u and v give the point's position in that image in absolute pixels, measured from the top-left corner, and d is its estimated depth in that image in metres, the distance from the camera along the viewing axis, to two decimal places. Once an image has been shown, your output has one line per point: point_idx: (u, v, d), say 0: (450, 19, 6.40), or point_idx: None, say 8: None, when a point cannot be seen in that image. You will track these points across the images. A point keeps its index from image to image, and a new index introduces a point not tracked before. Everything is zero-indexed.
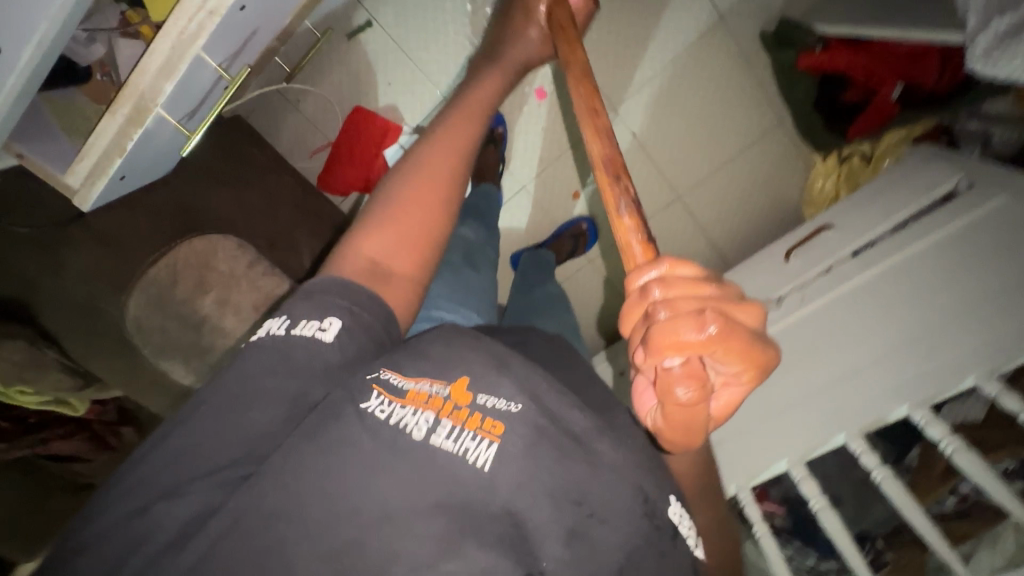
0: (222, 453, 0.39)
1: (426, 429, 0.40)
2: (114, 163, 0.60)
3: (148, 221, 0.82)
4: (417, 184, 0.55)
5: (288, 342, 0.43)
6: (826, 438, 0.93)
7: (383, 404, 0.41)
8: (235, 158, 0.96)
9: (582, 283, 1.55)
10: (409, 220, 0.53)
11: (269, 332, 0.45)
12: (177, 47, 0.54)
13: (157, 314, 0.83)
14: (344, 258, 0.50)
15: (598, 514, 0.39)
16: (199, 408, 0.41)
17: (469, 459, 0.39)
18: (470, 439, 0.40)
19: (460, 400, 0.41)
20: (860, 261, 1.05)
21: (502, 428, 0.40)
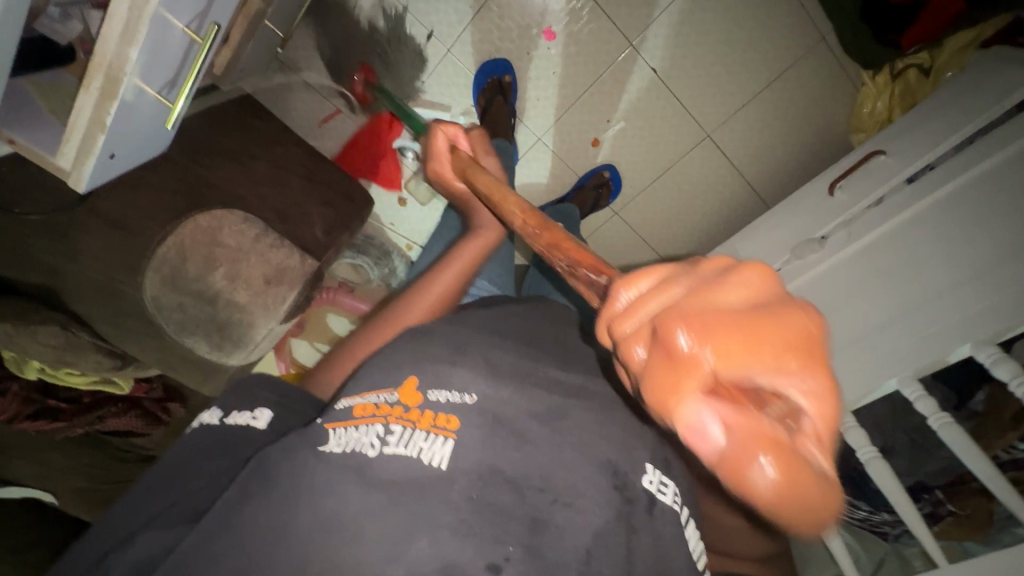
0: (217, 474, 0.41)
1: (378, 444, 0.44)
2: (97, 140, 0.59)
3: (150, 198, 0.82)
4: (381, 333, 0.68)
5: (219, 428, 0.53)
6: (877, 383, 0.87)
7: (338, 434, 0.45)
8: (237, 131, 0.94)
9: (608, 237, 1.49)
10: (376, 359, 0.67)
11: (206, 421, 0.55)
12: (133, 10, 0.51)
13: (172, 291, 0.84)
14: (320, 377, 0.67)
15: (562, 498, 0.41)
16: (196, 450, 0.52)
17: (425, 458, 0.43)
18: (425, 440, 0.44)
19: (409, 400, 0.47)
20: (915, 187, 0.94)
21: (456, 423, 0.45)
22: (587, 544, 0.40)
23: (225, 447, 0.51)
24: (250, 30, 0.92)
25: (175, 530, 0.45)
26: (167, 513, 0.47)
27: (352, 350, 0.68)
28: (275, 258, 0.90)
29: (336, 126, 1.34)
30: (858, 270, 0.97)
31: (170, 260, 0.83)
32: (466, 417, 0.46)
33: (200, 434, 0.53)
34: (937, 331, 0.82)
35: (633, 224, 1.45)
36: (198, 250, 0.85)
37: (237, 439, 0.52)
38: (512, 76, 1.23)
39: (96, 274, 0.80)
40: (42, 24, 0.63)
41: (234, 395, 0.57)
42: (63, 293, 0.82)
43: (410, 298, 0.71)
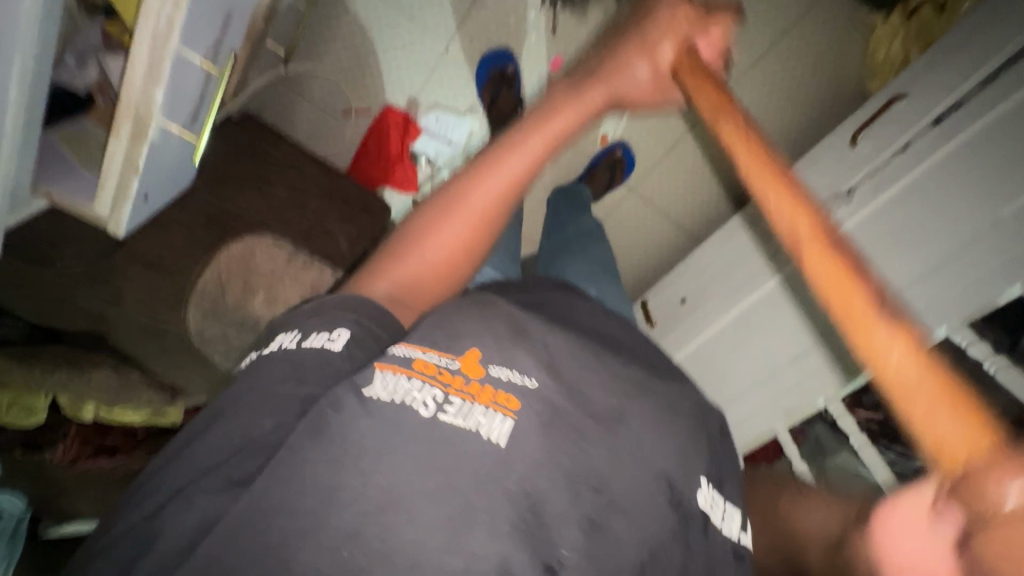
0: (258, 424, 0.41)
1: (434, 407, 0.42)
2: (132, 183, 0.60)
3: (181, 233, 0.84)
4: (446, 215, 0.55)
5: (296, 352, 0.46)
6: (923, 334, 0.87)
7: (387, 380, 0.43)
8: (252, 156, 0.95)
9: (625, 215, 1.47)
10: (444, 247, 0.55)
11: (280, 347, 0.47)
12: (155, 52, 0.51)
13: (216, 323, 0.86)
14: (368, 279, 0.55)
15: (617, 504, 0.42)
16: (250, 387, 0.44)
17: (484, 434, 0.42)
18: (484, 414, 0.43)
19: (471, 372, 0.46)
20: (943, 128, 0.91)
21: (515, 403, 0.45)
22: (642, 556, 0.41)
23: (301, 375, 0.44)
24: (252, 52, 0.92)
25: (226, 493, 0.38)
26: (220, 469, 0.39)
27: (400, 256, 0.55)
28: (308, 278, 0.92)
29: (345, 137, 1.33)
30: (888, 222, 0.95)
31: (209, 292, 0.85)
32: (525, 401, 0.45)
33: (269, 366, 0.45)
34: (981, 275, 0.82)
35: (650, 200, 1.43)
36: (235, 279, 0.87)
37: (314, 359, 0.45)
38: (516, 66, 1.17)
39: (141, 316, 0.82)
40: (62, 75, 0.64)
41: (309, 317, 0.50)
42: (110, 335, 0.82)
43: (504, 151, 0.56)
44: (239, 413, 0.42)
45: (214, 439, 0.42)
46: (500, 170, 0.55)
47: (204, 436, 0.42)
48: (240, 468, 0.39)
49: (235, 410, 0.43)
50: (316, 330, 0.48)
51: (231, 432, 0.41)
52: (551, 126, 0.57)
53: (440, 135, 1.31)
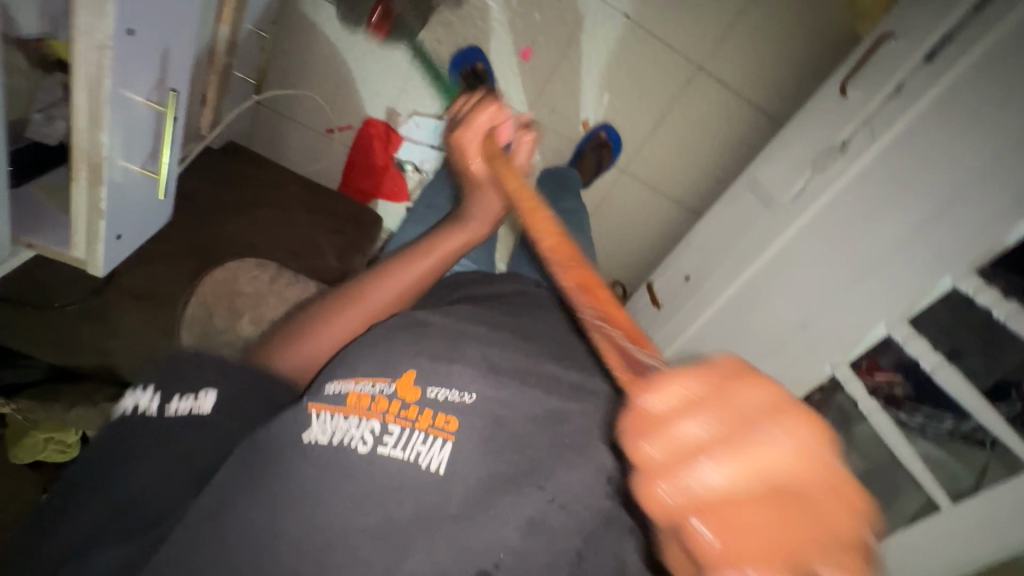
0: (173, 488, 0.49)
1: (372, 440, 0.51)
2: (99, 225, 0.63)
3: (167, 265, 0.88)
4: (344, 309, 0.66)
5: (158, 420, 0.51)
6: (927, 286, 0.80)
7: (325, 420, 0.52)
8: (236, 182, 1.01)
9: (619, 198, 1.44)
10: (337, 338, 0.65)
11: (144, 410, 0.52)
12: (91, 98, 0.53)
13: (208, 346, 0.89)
14: (288, 351, 0.64)
15: (557, 500, 0.50)
16: (130, 461, 0.49)
17: (424, 463, 0.51)
18: (423, 442, 0.52)
19: (407, 396, 0.54)
20: (936, 64, 0.84)
21: (454, 425, 0.53)
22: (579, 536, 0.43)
23: (164, 438, 0.50)
24: (219, 84, 0.96)
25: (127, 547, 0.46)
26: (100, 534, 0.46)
27: (304, 333, 0.65)
28: (294, 293, 0.95)
29: (331, 154, 1.36)
30: (885, 170, 0.89)
31: (198, 319, 0.88)
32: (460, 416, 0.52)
33: (143, 427, 0.51)
34: (984, 217, 0.74)
35: (643, 179, 1.39)
36: (221, 302, 0.90)
37: (187, 429, 0.51)
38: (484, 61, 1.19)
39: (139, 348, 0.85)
40: (33, 131, 0.68)
41: (173, 377, 0.54)
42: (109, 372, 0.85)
43: (367, 284, 0.68)
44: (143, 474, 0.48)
45: (123, 483, 0.48)
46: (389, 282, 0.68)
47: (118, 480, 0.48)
48: (135, 517, 0.47)
49: (135, 467, 0.49)
50: (180, 393, 0.53)
51: (133, 481, 0.48)
52: (445, 246, 0.73)
53: (422, 141, 1.32)
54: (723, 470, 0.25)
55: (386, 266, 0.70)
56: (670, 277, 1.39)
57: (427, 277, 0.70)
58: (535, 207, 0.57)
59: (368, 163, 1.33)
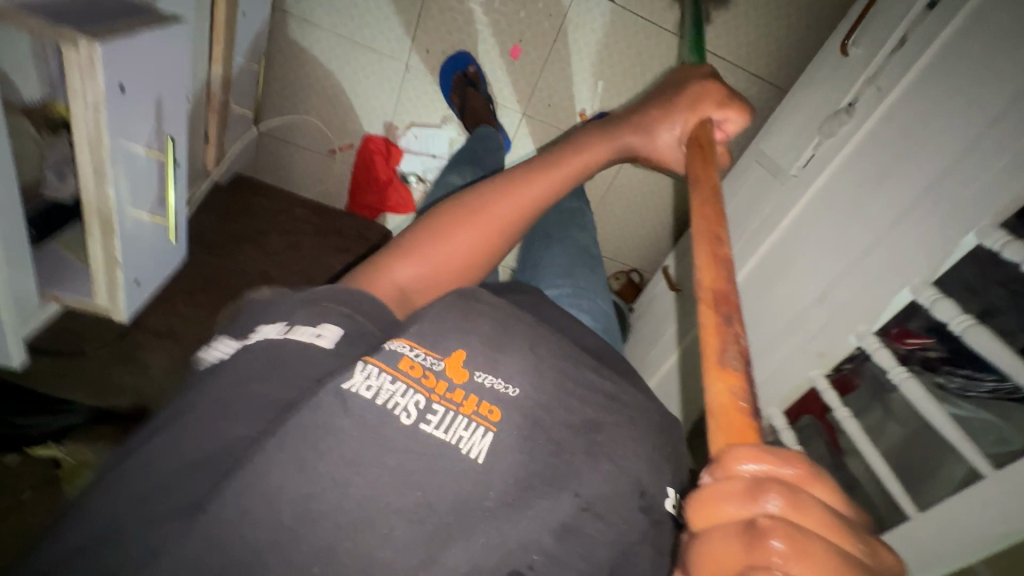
0: (248, 430, 0.43)
1: (416, 415, 0.45)
2: (117, 274, 0.66)
3: (185, 304, 0.92)
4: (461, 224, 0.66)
5: (286, 344, 0.48)
6: (949, 247, 0.75)
7: (370, 374, 0.45)
8: (242, 215, 1.07)
9: (626, 184, 1.42)
10: (455, 253, 0.65)
11: (268, 337, 0.49)
12: (94, 156, 0.56)
13: None
14: (377, 277, 0.60)
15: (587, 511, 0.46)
16: (227, 384, 0.45)
17: (466, 449, 0.45)
18: (465, 427, 0.46)
19: (456, 377, 0.48)
20: (941, 12, 0.81)
21: (497, 414, 0.47)
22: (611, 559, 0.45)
23: (272, 374, 0.46)
24: (219, 121, 0.98)
25: (179, 511, 0.38)
26: (171, 488, 0.40)
27: (421, 248, 0.64)
28: None
29: (336, 174, 1.39)
30: (897, 127, 0.85)
31: None
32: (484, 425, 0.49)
33: (244, 359, 0.47)
34: (1004, 166, 0.69)
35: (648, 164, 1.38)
36: None
37: (306, 358, 0.47)
38: (475, 64, 1.20)
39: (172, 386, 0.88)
40: (49, 190, 0.72)
41: (300, 308, 0.52)
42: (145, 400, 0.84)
43: (492, 200, 0.68)
44: (212, 416, 0.43)
45: (213, 425, 0.42)
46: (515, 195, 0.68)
47: (169, 440, 0.42)
48: (208, 474, 0.40)
49: (199, 409, 0.44)
50: (307, 322, 0.50)
51: (203, 431, 0.42)
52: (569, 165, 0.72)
53: (422, 151, 1.33)
54: (773, 507, 0.26)
55: (509, 183, 0.70)
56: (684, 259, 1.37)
57: (551, 188, 0.70)
58: (705, 204, 0.54)
59: (371, 175, 1.35)
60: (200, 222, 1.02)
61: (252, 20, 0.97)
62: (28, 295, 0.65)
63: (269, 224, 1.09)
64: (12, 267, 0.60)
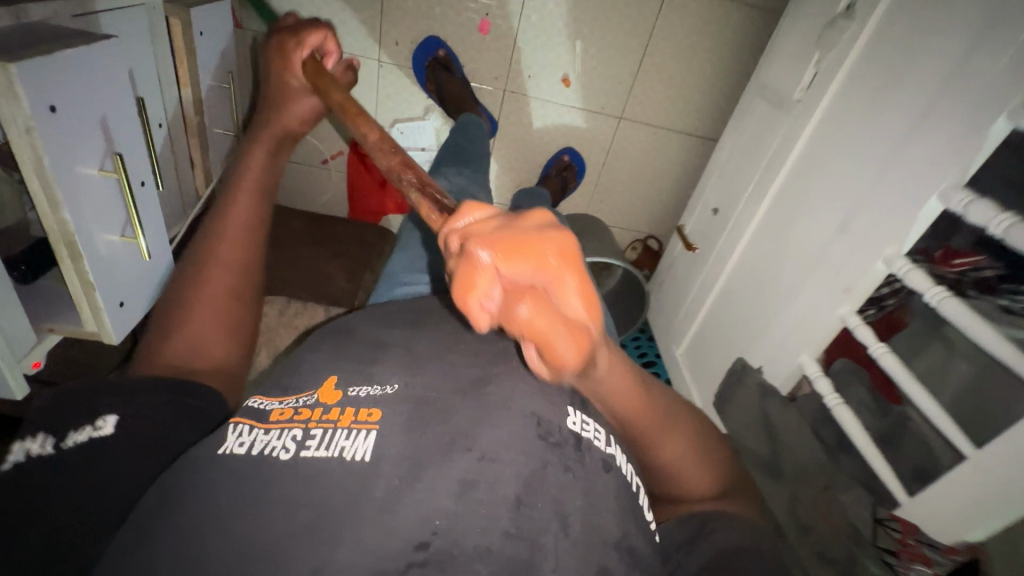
0: (98, 508, 0.44)
1: (294, 447, 0.44)
2: (96, 297, 0.68)
3: None
4: (202, 265, 0.67)
5: (80, 450, 0.45)
6: (971, 138, 0.63)
7: (240, 432, 0.46)
8: None
9: (626, 148, 1.35)
10: (213, 300, 0.64)
11: (34, 453, 0.44)
12: (42, 181, 0.57)
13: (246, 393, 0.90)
14: (163, 352, 0.59)
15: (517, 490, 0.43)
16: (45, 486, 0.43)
17: (349, 456, 0.42)
18: (348, 438, 0.44)
19: (328, 400, 0.48)
20: None
21: (378, 414, 0.45)
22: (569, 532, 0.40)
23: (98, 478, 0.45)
24: (200, 143, 1.01)
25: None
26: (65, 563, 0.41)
27: (194, 284, 0.65)
28: None
29: (333, 184, 1.40)
30: (901, 20, 0.75)
31: None
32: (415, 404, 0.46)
33: (32, 473, 0.43)
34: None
35: (645, 120, 1.30)
36: None
37: (110, 446, 0.46)
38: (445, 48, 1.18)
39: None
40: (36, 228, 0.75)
41: (74, 406, 0.48)
42: None
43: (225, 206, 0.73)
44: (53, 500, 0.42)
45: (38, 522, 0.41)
46: (235, 211, 0.72)
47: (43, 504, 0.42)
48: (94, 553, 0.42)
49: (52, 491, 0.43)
50: (77, 425, 0.46)
51: (52, 522, 0.41)
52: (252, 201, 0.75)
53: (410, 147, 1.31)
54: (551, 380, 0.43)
55: (219, 219, 0.72)
56: (699, 215, 1.28)
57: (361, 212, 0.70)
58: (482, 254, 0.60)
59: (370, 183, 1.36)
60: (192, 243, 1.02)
61: (215, 39, 0.99)
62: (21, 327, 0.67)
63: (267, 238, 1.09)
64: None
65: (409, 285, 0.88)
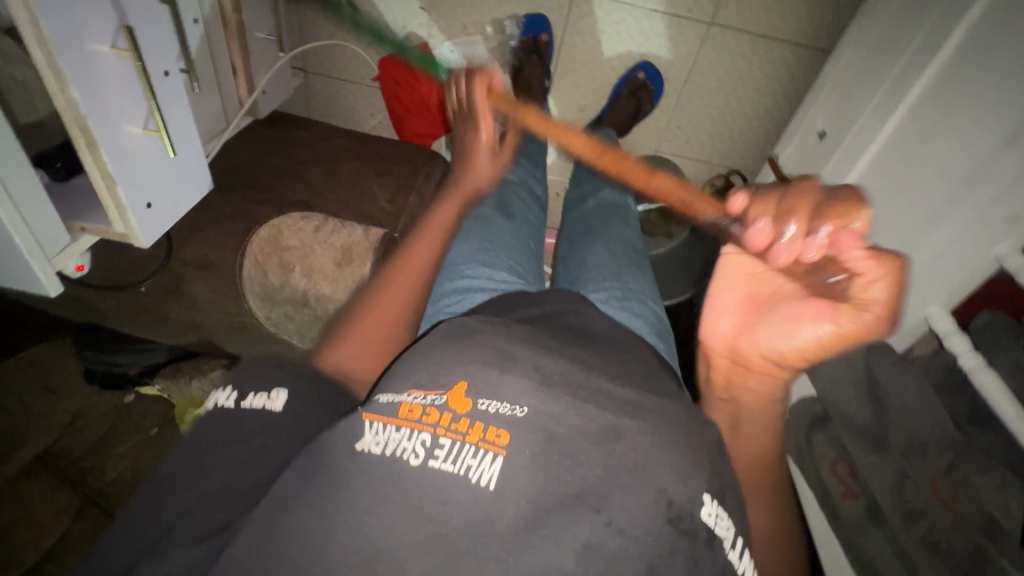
0: (234, 483, 0.46)
1: (423, 453, 0.43)
2: (119, 193, 0.64)
3: (216, 232, 0.84)
4: (398, 288, 0.69)
5: (239, 412, 0.51)
6: None
7: (377, 430, 0.44)
8: (279, 147, 1.02)
9: (714, 62, 1.15)
10: (372, 327, 0.65)
11: (219, 406, 0.52)
12: (43, 50, 0.52)
13: (273, 306, 0.84)
14: (328, 361, 0.62)
15: (616, 522, 0.39)
16: (218, 431, 0.50)
17: (474, 478, 0.41)
18: (474, 456, 0.42)
19: (458, 408, 0.45)
20: None
21: (506, 437, 0.43)
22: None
23: (248, 435, 0.49)
24: (240, 47, 0.93)
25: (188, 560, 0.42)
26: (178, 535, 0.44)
27: (347, 331, 0.65)
28: (339, 240, 0.83)
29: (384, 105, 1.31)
30: None
31: (255, 279, 0.83)
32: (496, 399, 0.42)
33: (214, 424, 0.51)
34: None
35: (742, 26, 1.09)
36: (270, 259, 0.82)
37: (262, 422, 0.50)
38: (548, 33, 1.14)
39: (214, 315, 0.85)
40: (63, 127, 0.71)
41: (246, 377, 0.54)
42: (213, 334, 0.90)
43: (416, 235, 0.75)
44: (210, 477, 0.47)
45: (200, 484, 0.46)
46: (403, 270, 0.71)
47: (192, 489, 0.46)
48: (211, 524, 0.44)
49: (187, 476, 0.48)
50: (254, 391, 0.52)
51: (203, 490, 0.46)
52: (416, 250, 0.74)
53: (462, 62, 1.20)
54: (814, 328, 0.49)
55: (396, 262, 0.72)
56: (801, 139, 1.07)
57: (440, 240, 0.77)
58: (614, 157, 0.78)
59: (425, 106, 1.24)
60: (233, 159, 0.98)
61: None
62: (48, 225, 0.65)
63: (312, 154, 1.03)
64: (24, 205, 0.60)
65: (472, 278, 0.76)
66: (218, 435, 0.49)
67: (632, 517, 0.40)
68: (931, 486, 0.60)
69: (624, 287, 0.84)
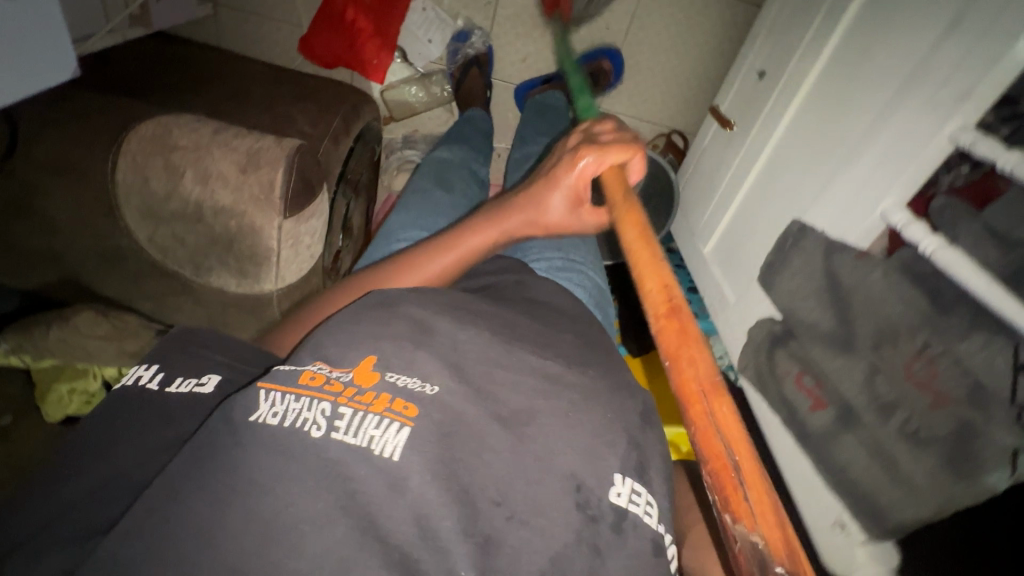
0: (125, 460, 0.40)
1: (324, 425, 0.36)
2: None
3: (62, 130, 0.67)
4: (402, 270, 0.57)
5: (163, 395, 0.43)
6: None
7: (273, 400, 0.38)
8: (177, 62, 0.89)
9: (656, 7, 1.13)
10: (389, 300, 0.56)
11: (139, 378, 0.45)
12: None
13: (157, 224, 0.69)
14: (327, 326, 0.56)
15: (517, 515, 0.35)
16: (124, 407, 0.43)
17: (376, 451, 0.35)
18: (377, 426, 0.36)
19: (363, 381, 0.39)
20: None
21: (413, 409, 0.37)
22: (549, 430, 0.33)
23: (168, 416, 0.42)
24: None
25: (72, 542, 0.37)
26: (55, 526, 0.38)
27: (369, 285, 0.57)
28: (242, 143, 0.69)
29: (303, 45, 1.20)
30: None
31: (133, 187, 0.67)
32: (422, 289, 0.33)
33: (127, 402, 0.43)
34: None
35: None
36: (154, 159, 0.67)
37: (182, 407, 0.42)
38: None
39: (83, 238, 0.71)
40: None
41: (177, 352, 0.47)
42: (77, 266, 0.75)
43: (473, 227, 0.60)
44: (110, 457, 0.40)
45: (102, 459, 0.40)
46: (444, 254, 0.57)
47: (74, 474, 0.40)
48: (94, 517, 0.38)
49: (71, 450, 0.41)
50: (185, 373, 0.45)
51: (92, 471, 0.40)
52: (463, 244, 0.58)
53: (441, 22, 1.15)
54: None
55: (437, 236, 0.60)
56: (742, 82, 1.05)
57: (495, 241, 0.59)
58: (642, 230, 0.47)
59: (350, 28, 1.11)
60: (116, 65, 0.83)
61: None
62: None
63: (218, 73, 0.90)
64: None
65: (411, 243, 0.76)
66: (114, 414, 0.42)
67: (530, 503, 0.35)
68: (905, 368, 0.59)
69: (564, 257, 0.77)
